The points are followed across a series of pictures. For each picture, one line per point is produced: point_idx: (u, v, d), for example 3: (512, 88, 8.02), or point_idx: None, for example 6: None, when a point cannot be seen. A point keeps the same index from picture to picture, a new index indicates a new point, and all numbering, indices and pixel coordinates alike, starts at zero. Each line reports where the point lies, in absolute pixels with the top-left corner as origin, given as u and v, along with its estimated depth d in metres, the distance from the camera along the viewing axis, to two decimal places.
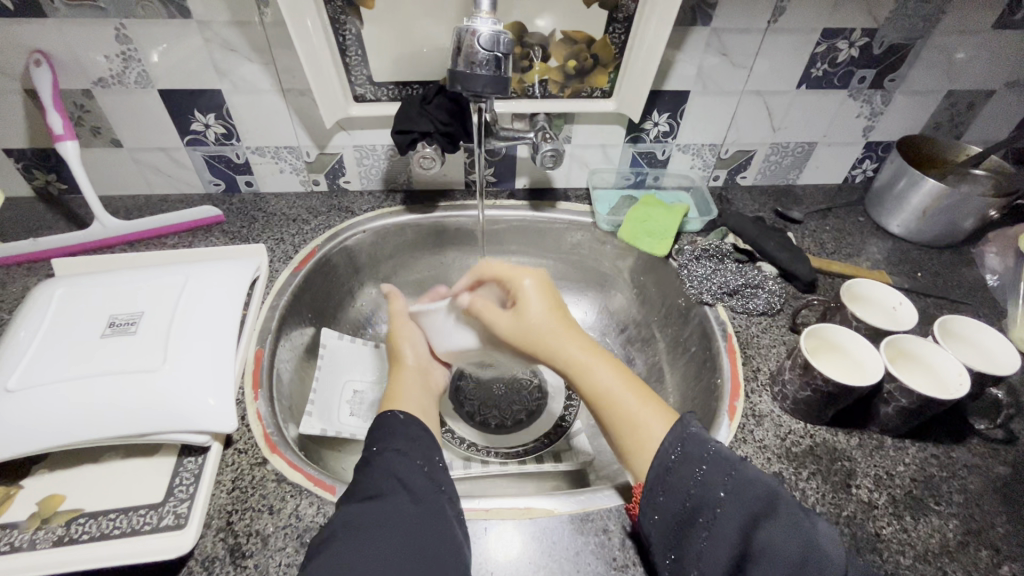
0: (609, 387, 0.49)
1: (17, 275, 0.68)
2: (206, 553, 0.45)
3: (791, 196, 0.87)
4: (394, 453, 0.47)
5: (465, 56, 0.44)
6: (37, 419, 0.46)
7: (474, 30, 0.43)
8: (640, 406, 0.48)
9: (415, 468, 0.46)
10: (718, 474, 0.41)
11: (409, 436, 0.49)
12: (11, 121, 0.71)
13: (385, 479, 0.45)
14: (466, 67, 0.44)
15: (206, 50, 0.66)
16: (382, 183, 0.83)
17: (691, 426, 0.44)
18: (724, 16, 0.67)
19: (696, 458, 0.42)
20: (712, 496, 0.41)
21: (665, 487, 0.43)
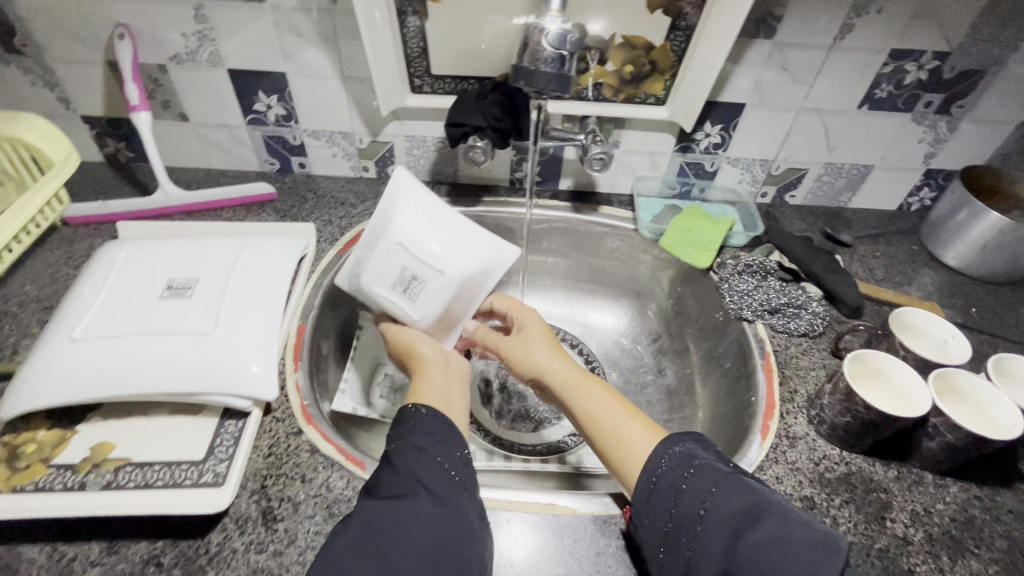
0: (592, 411, 0.51)
1: (85, 234, 0.72)
2: (241, 513, 0.47)
3: (841, 219, 0.85)
4: (411, 449, 0.45)
5: (531, 53, 0.44)
6: (98, 369, 0.49)
7: (542, 28, 0.44)
8: (624, 421, 0.49)
9: (435, 464, 0.45)
10: (699, 491, 0.41)
11: (430, 431, 0.47)
12: (91, 89, 0.75)
13: (403, 479, 0.43)
14: (531, 63, 0.44)
15: (275, 34, 0.69)
16: (429, 174, 0.84)
17: (673, 444, 0.44)
18: (788, 30, 0.66)
19: (677, 476, 0.43)
20: (692, 514, 0.41)
21: (648, 509, 0.43)
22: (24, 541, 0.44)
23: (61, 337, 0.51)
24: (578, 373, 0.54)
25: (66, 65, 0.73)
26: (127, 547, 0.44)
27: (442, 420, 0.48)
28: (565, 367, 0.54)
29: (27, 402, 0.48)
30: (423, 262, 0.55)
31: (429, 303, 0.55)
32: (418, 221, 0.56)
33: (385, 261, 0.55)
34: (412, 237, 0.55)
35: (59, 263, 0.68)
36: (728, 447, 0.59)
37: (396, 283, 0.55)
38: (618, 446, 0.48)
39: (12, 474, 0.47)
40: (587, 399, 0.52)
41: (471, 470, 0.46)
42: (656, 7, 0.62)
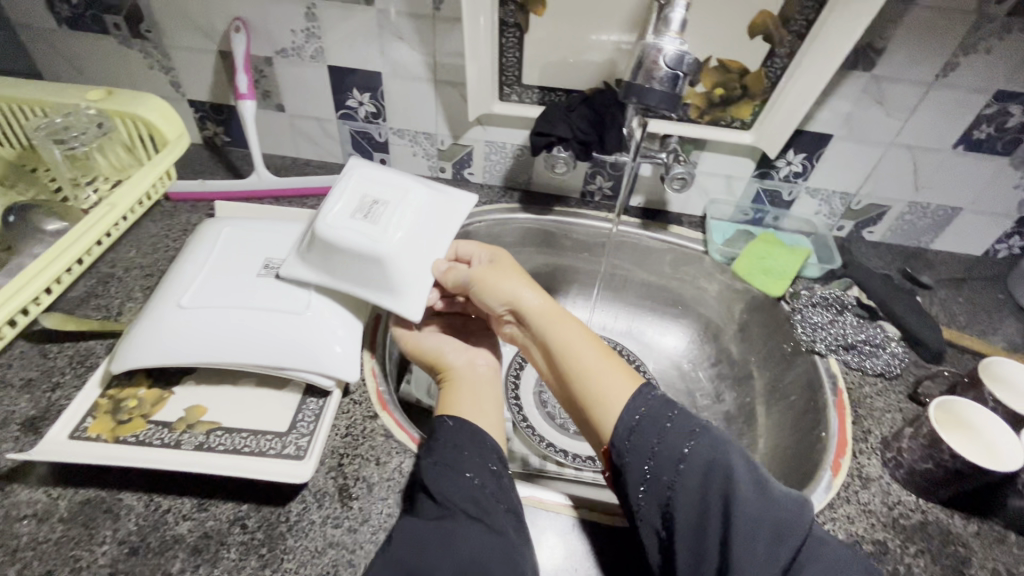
0: (570, 345, 0.53)
1: (183, 210, 0.77)
2: (318, 487, 0.49)
3: (921, 260, 0.82)
4: (440, 464, 0.48)
5: (646, 71, 0.45)
6: (200, 336, 0.52)
7: (659, 48, 0.45)
8: (603, 365, 0.51)
9: (463, 479, 0.47)
10: (681, 433, 0.45)
11: (456, 443, 0.50)
12: (201, 76, 0.81)
13: (442, 493, 0.45)
14: (645, 81, 0.46)
15: (378, 36, 0.72)
16: (503, 179, 0.86)
17: (653, 389, 0.49)
18: (888, 64, 0.65)
19: (663, 416, 0.47)
20: (676, 451, 0.45)
21: (631, 440, 0.46)
22: (124, 489, 0.48)
23: (168, 303, 0.55)
24: (555, 306, 0.56)
25: (183, 52, 0.78)
26: (215, 505, 0.47)
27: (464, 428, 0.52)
28: (542, 302, 0.57)
29: (136, 360, 0.52)
30: (385, 188, 0.60)
31: (388, 219, 0.57)
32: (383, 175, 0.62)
33: (350, 191, 0.59)
34: (366, 172, 0.60)
35: (160, 234, 0.73)
36: (793, 480, 0.58)
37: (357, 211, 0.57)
38: (595, 387, 0.50)
39: (116, 425, 0.51)
40: (565, 332, 0.54)
41: (504, 483, 0.48)
42: (756, 33, 0.63)
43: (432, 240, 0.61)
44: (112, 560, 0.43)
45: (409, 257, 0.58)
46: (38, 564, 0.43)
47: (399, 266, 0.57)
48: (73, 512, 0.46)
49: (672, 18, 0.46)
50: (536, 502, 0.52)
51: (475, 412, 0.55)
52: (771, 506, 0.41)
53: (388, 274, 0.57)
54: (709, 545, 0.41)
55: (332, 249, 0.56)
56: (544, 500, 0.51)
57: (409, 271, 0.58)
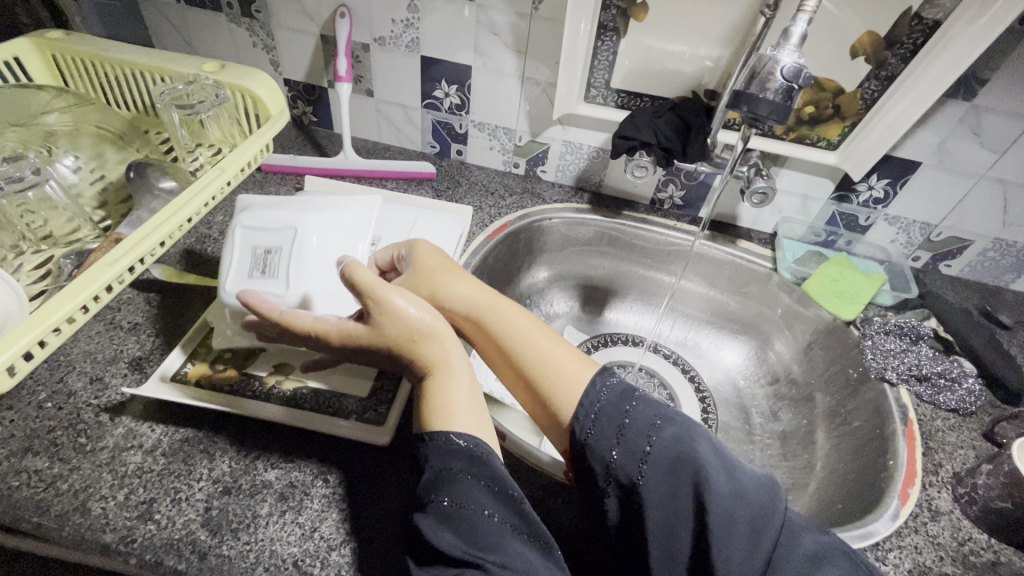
0: (517, 334, 0.52)
1: (273, 181, 0.81)
2: (395, 453, 0.51)
3: (1000, 299, 0.80)
4: (446, 496, 0.40)
5: (760, 81, 0.46)
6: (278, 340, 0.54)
7: (776, 61, 0.45)
8: (553, 350, 0.50)
9: (484, 518, 0.39)
10: (642, 428, 0.41)
11: (463, 470, 0.41)
12: (300, 56, 0.85)
13: (457, 538, 0.38)
14: (758, 90, 0.46)
15: (474, 30, 0.75)
16: (574, 179, 0.88)
17: (609, 378, 0.46)
18: (991, 95, 0.64)
19: (620, 411, 0.43)
20: (637, 450, 0.40)
21: (592, 431, 0.43)
22: (218, 432, 0.51)
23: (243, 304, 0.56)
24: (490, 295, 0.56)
25: (287, 33, 0.83)
26: (299, 458, 0.50)
27: (451, 449, 0.42)
28: (476, 291, 0.56)
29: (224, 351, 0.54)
30: (276, 228, 0.53)
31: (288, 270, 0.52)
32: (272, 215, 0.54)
33: (242, 247, 0.53)
34: (252, 218, 0.54)
35: None
36: (855, 504, 0.57)
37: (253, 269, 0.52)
38: (546, 373, 0.49)
39: (213, 372, 0.54)
40: (508, 324, 0.53)
41: (512, 509, 0.41)
42: (858, 53, 0.63)
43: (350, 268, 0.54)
44: (207, 496, 0.46)
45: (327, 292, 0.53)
46: (143, 490, 0.46)
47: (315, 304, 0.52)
48: (173, 448, 0.49)
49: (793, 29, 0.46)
50: None
51: (476, 421, 0.46)
52: (740, 500, 0.38)
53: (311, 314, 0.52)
54: (680, 544, 0.38)
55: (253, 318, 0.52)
56: None
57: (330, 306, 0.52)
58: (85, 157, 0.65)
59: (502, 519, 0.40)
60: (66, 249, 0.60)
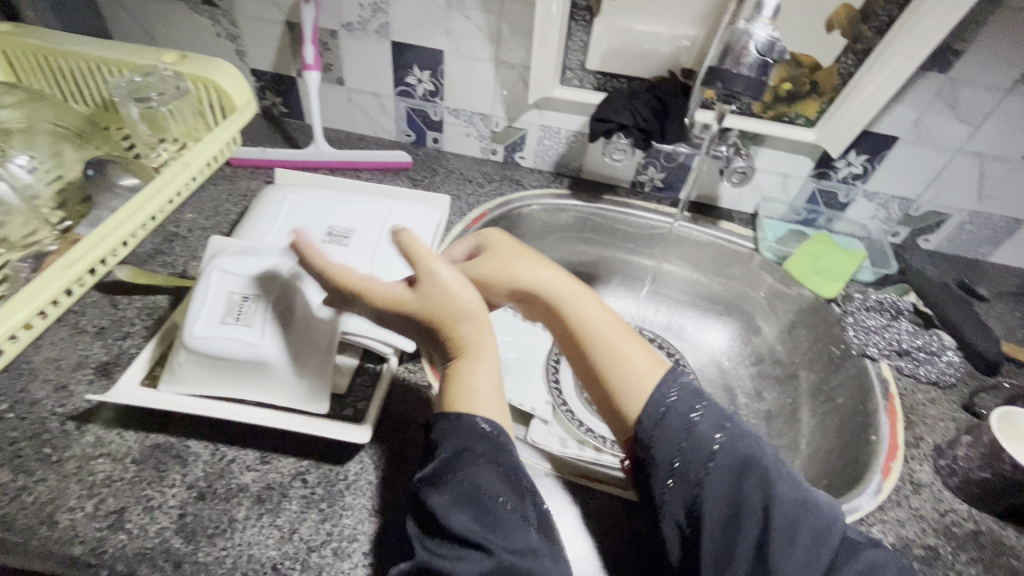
0: (590, 324, 0.49)
1: (242, 175, 0.79)
2: (375, 450, 0.50)
3: (977, 272, 0.80)
4: (466, 478, 0.40)
5: (736, 56, 0.45)
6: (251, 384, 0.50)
7: (750, 35, 0.44)
8: (625, 346, 0.48)
9: (499, 502, 0.40)
10: (713, 428, 0.43)
11: (485, 454, 0.41)
12: (266, 45, 0.82)
13: (470, 521, 0.38)
14: (733, 66, 0.45)
15: (444, 12, 0.73)
16: (553, 165, 0.87)
17: (683, 377, 0.45)
18: (966, 67, 0.63)
19: (691, 411, 0.43)
20: (706, 448, 0.42)
21: (661, 437, 0.42)
22: (191, 436, 0.49)
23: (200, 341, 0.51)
24: (570, 280, 0.51)
25: (251, 21, 0.79)
26: (277, 459, 0.49)
27: (482, 433, 0.42)
28: (558, 276, 0.51)
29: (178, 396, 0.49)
30: (257, 276, 0.50)
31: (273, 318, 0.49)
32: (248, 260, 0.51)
33: (213, 290, 0.49)
34: (233, 263, 0.50)
35: (221, 197, 0.75)
36: (839, 481, 0.58)
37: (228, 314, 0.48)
38: (619, 366, 0.47)
39: None
40: (577, 309, 0.50)
41: (522, 495, 0.41)
42: (833, 27, 0.62)
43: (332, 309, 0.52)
44: (181, 503, 0.45)
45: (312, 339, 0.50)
46: (113, 500, 0.45)
47: (288, 367, 0.49)
48: (144, 454, 0.48)
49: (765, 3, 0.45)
50: (589, 481, 0.51)
51: (499, 405, 0.45)
52: (796, 502, 0.40)
53: (280, 376, 0.49)
54: (737, 545, 0.39)
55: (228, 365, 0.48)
56: (597, 480, 0.51)
57: (304, 369, 0.50)
58: (41, 156, 0.62)
59: (515, 503, 0.40)
60: (23, 253, 0.57)
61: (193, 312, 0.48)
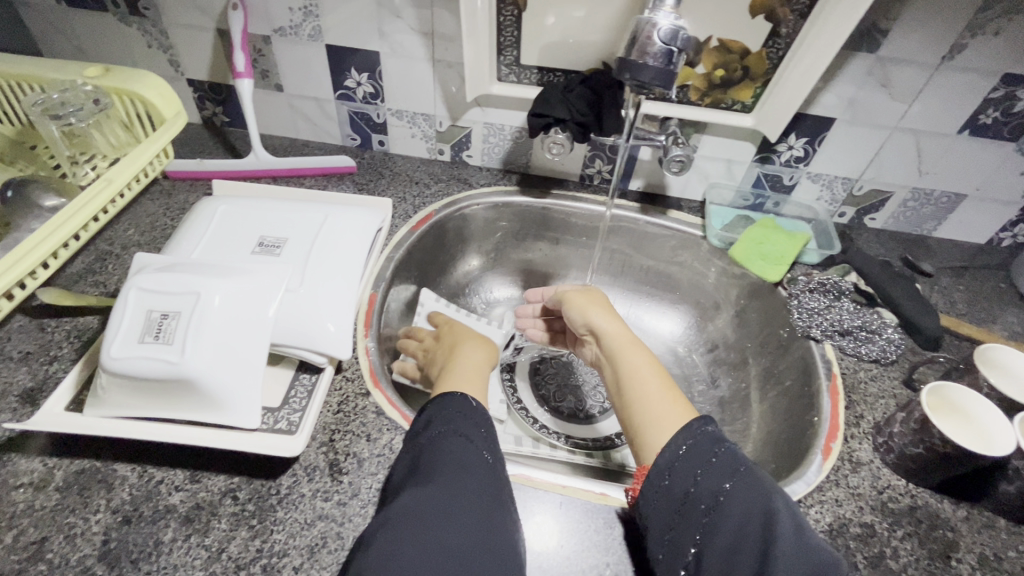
0: (634, 372, 0.56)
1: (181, 188, 0.77)
2: (309, 461, 0.50)
3: (923, 247, 0.81)
4: (457, 435, 0.47)
5: (640, 47, 0.47)
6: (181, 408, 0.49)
7: (654, 23, 0.47)
8: (662, 392, 0.53)
9: (479, 456, 0.46)
10: (724, 469, 0.43)
11: (477, 423, 0.49)
12: (199, 54, 0.80)
13: (448, 465, 0.44)
14: (638, 57, 0.47)
15: (375, 13, 0.71)
16: (501, 162, 0.86)
17: (707, 424, 0.46)
18: (894, 45, 0.64)
19: (708, 451, 0.45)
20: (716, 487, 0.43)
21: (672, 472, 0.45)
22: (118, 459, 0.48)
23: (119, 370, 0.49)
24: (631, 336, 0.60)
25: (181, 30, 0.77)
26: (207, 477, 0.48)
27: (468, 405, 0.50)
28: (622, 331, 0.61)
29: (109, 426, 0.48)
30: (175, 293, 0.49)
31: (187, 335, 0.47)
32: (165, 276, 0.49)
33: (132, 310, 0.48)
34: (149, 280, 0.49)
35: (158, 212, 0.73)
36: (783, 463, 0.58)
37: (145, 334, 0.47)
38: (646, 405, 0.52)
39: None
40: (636, 360, 0.57)
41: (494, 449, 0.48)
42: (757, 12, 0.62)
43: (255, 318, 0.50)
44: (105, 528, 0.44)
45: (231, 355, 0.48)
46: (34, 530, 0.44)
47: (209, 379, 0.47)
48: (68, 481, 0.47)
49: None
50: (525, 480, 0.52)
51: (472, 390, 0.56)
52: (807, 534, 0.39)
53: (203, 391, 0.47)
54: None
55: (149, 387, 0.47)
56: (533, 478, 0.52)
57: (227, 380, 0.48)
58: None
59: (493, 463, 0.47)
60: None
61: (113, 337, 0.47)
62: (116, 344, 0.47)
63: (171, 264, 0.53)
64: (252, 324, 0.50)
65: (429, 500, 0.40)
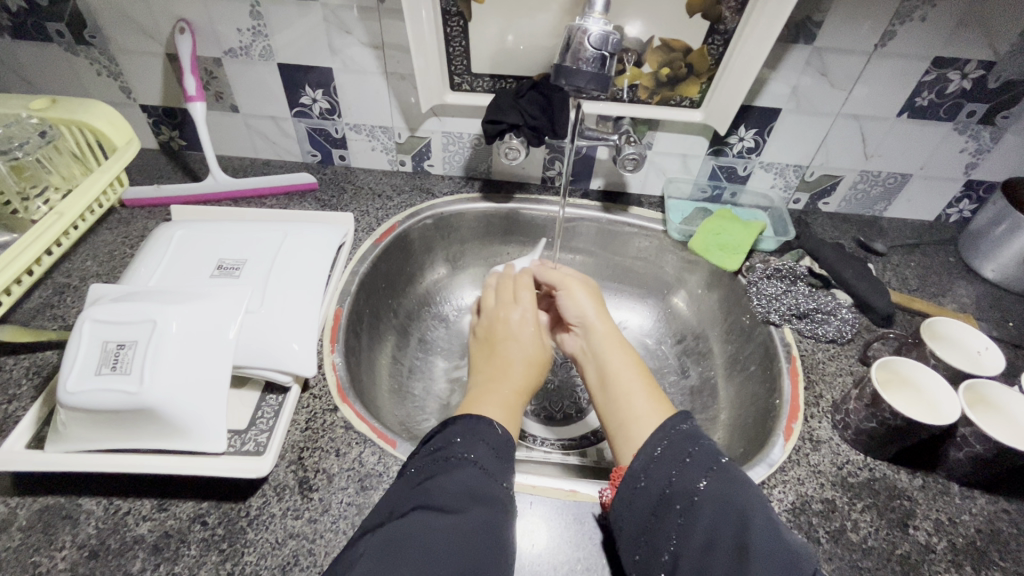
0: (620, 371, 0.58)
1: (140, 216, 0.76)
2: (279, 481, 0.50)
3: (875, 228, 0.84)
4: (466, 458, 0.46)
5: (574, 53, 0.54)
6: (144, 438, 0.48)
7: (585, 30, 0.53)
8: (641, 391, 0.55)
9: (493, 484, 0.45)
10: (699, 467, 0.43)
11: (493, 447, 0.48)
12: (149, 80, 0.79)
13: (458, 487, 0.43)
14: (573, 63, 0.54)
15: (324, 30, 0.71)
16: (462, 169, 0.87)
17: (680, 422, 0.47)
18: (829, 36, 0.66)
19: (682, 450, 0.45)
20: (691, 485, 0.42)
21: (647, 472, 0.45)
22: (83, 494, 0.48)
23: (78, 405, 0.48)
24: (617, 336, 0.63)
25: (129, 56, 0.76)
26: (175, 505, 0.48)
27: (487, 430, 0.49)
28: (611, 333, 0.63)
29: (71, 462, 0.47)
30: (131, 322, 0.48)
31: (145, 363, 0.47)
32: (120, 306, 0.49)
33: (88, 342, 0.48)
34: (104, 311, 0.49)
35: (117, 241, 0.72)
36: (749, 447, 0.60)
37: (103, 365, 0.47)
38: (626, 402, 0.55)
39: None
40: (619, 360, 0.60)
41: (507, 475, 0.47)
42: (695, 11, 0.64)
43: (214, 340, 0.50)
44: (71, 564, 0.44)
45: (192, 379, 0.48)
46: None
47: (170, 407, 0.47)
48: (31, 520, 0.46)
49: (592, 4, 0.54)
50: None
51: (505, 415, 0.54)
52: (781, 536, 0.38)
53: (165, 418, 0.47)
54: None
55: (110, 418, 0.47)
56: None
57: (190, 406, 0.47)
58: None
59: (506, 494, 0.45)
60: None
61: (70, 370, 0.47)
62: (73, 378, 0.46)
63: (128, 293, 0.53)
64: (212, 346, 0.49)
65: (437, 522, 0.39)
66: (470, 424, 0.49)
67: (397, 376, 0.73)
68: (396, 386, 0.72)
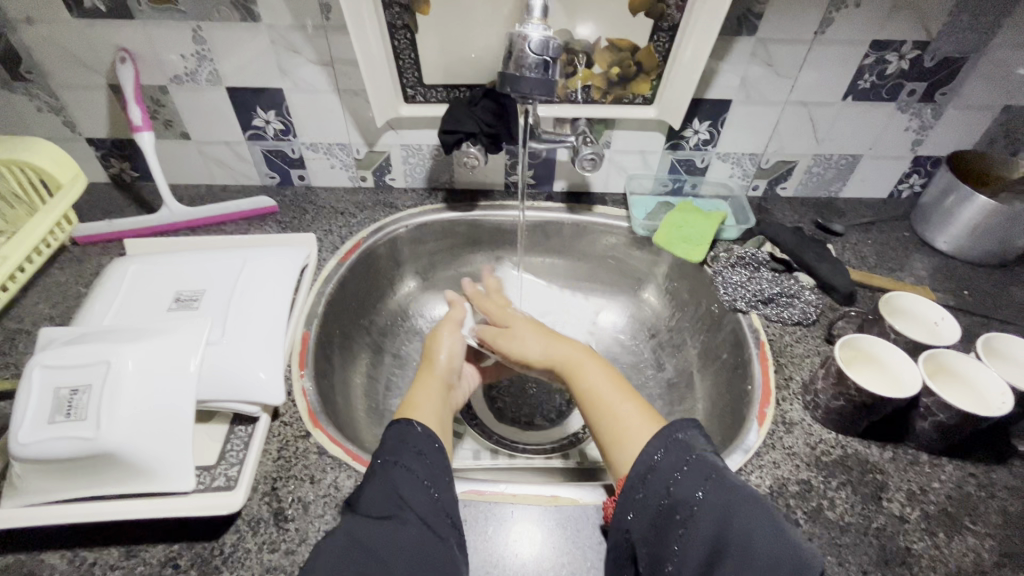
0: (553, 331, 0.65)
1: (93, 253, 0.74)
2: (253, 514, 0.49)
3: (832, 209, 0.86)
4: (398, 466, 0.46)
5: (517, 60, 0.54)
6: (101, 487, 0.46)
7: (525, 36, 0.54)
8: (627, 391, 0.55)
9: (423, 489, 0.45)
10: (697, 477, 0.43)
11: (420, 451, 0.48)
12: (95, 113, 0.77)
13: (389, 496, 0.43)
14: (516, 71, 0.55)
15: (271, 51, 0.70)
16: (425, 181, 0.86)
17: (678, 431, 0.46)
18: (770, 27, 0.67)
19: (679, 459, 0.44)
20: (691, 495, 0.42)
21: (644, 483, 0.44)
22: (45, 548, 0.46)
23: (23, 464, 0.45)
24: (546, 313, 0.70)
25: (71, 90, 0.74)
26: (144, 550, 0.46)
27: (427, 441, 0.49)
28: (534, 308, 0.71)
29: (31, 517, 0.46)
30: (84, 365, 0.46)
31: (101, 410, 0.45)
32: (72, 351, 0.47)
33: (38, 392, 0.45)
34: (54, 356, 0.47)
35: (69, 281, 0.70)
36: (727, 435, 0.60)
37: (56, 414, 0.45)
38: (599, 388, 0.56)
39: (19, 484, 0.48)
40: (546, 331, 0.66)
41: (451, 492, 0.47)
42: (638, 10, 0.65)
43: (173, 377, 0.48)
44: None
45: (153, 423, 0.46)
46: None
47: (131, 451, 0.45)
48: None
49: (531, 10, 0.55)
50: (475, 495, 0.53)
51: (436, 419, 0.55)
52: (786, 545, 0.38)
53: (128, 463, 0.45)
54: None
55: (68, 467, 0.45)
56: (483, 492, 0.53)
57: (154, 448, 0.46)
58: None
59: (446, 505, 0.45)
60: None
61: (19, 423, 0.44)
62: (25, 429, 0.44)
63: (86, 335, 0.51)
64: (174, 385, 0.48)
65: (379, 536, 0.40)
66: (400, 429, 0.49)
67: (372, 394, 0.72)
68: (373, 405, 0.71)
